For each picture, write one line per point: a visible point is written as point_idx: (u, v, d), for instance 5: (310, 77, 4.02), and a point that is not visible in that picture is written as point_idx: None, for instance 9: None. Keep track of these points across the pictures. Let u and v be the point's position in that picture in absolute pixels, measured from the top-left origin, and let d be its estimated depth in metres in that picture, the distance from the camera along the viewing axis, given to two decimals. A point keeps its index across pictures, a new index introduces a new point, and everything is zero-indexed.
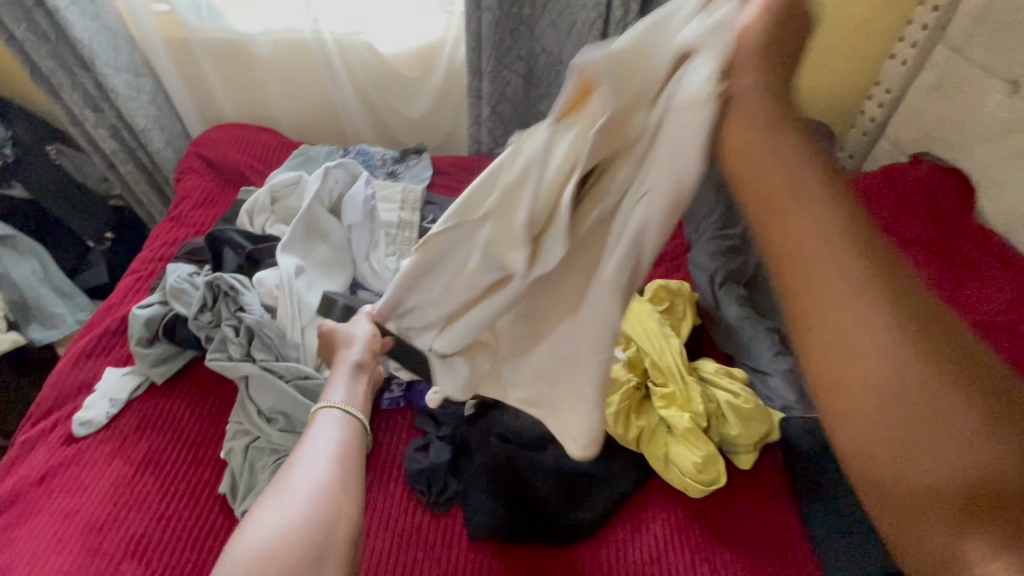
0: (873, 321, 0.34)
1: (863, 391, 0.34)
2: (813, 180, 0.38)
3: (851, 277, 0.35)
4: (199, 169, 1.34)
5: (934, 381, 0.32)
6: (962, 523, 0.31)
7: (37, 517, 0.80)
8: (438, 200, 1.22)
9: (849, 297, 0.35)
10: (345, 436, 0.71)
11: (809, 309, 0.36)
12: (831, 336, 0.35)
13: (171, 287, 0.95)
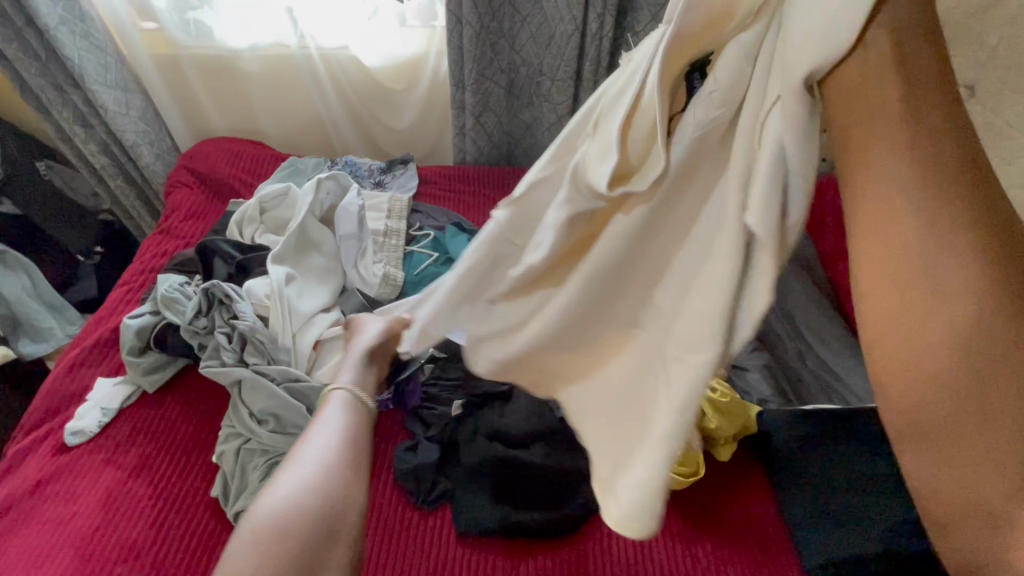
0: (961, 284, 0.31)
1: (930, 347, 0.32)
2: (912, 110, 0.33)
3: (942, 222, 0.32)
4: (189, 182, 1.36)
5: (1018, 346, 0.30)
6: (1016, 490, 0.30)
7: (30, 525, 0.81)
8: (424, 208, 1.25)
9: (937, 245, 0.32)
10: (352, 419, 0.73)
11: (884, 269, 0.33)
12: (907, 287, 0.32)
13: (162, 296, 0.97)
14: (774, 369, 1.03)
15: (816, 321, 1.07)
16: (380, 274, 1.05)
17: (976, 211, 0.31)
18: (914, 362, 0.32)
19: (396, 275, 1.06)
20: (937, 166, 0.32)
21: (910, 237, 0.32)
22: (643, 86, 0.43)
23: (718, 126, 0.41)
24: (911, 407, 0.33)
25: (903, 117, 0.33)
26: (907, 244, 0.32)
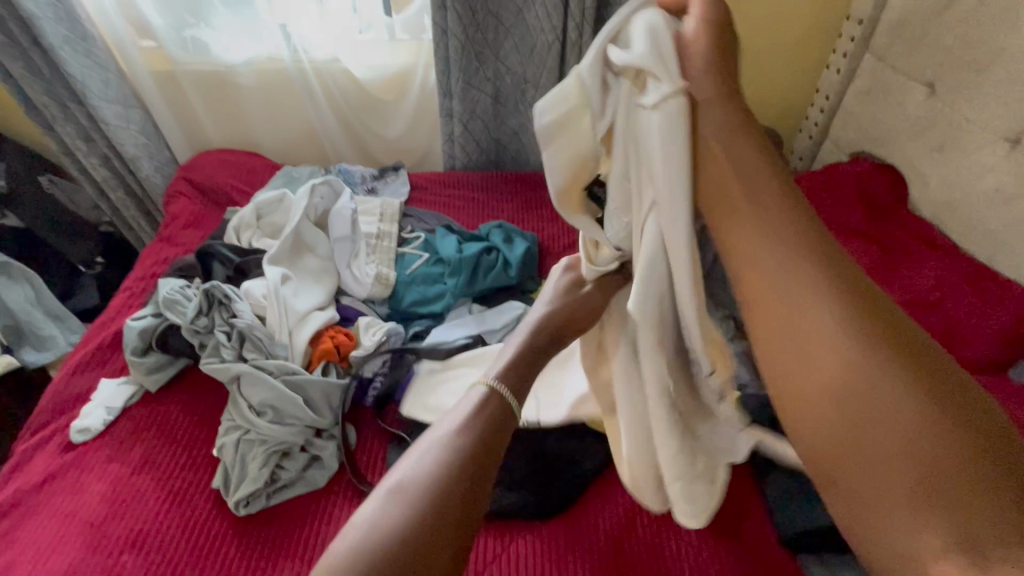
0: (838, 343, 0.46)
1: (819, 399, 0.46)
2: (785, 222, 0.51)
3: (815, 303, 0.47)
4: (187, 193, 1.41)
5: (888, 387, 0.43)
6: (916, 514, 0.40)
7: (38, 518, 0.85)
8: (415, 212, 1.30)
9: (815, 320, 0.47)
10: (483, 418, 0.56)
11: (780, 336, 0.49)
12: (802, 355, 0.47)
13: (164, 298, 1.02)
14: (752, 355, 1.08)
15: None
16: (373, 274, 1.10)
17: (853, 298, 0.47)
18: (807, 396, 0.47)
19: (389, 275, 1.10)
20: (791, 251, 0.49)
21: (789, 305, 0.49)
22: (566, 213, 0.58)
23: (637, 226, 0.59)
24: (816, 430, 0.46)
25: (779, 229, 0.50)
26: (781, 309, 0.49)
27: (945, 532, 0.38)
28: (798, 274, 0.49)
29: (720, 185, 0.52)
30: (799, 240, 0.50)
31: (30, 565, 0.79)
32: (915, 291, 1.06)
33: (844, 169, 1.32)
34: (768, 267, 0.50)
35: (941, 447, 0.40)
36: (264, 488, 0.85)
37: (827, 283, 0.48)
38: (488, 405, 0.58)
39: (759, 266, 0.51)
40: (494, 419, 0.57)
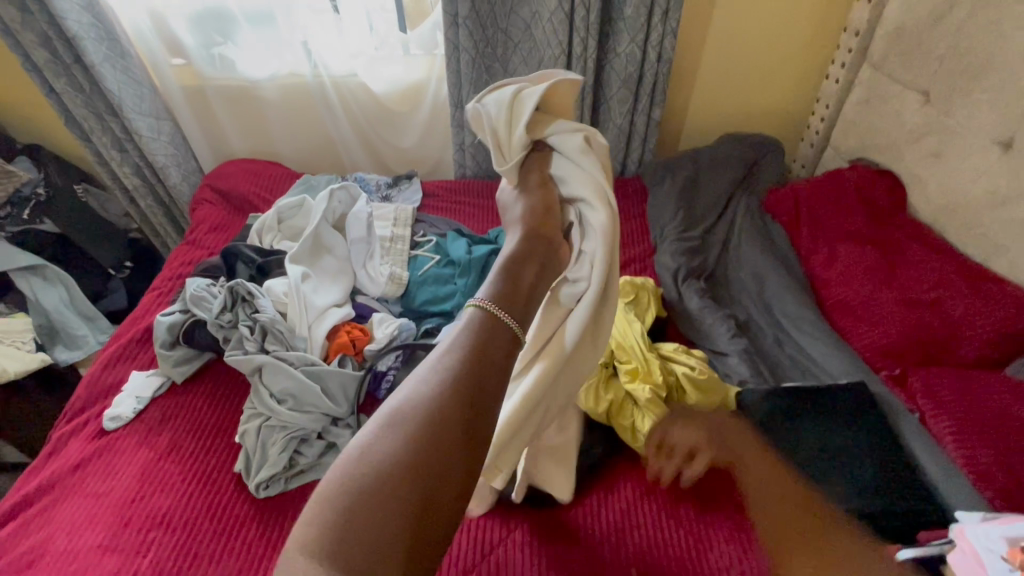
0: (793, 497, 0.74)
1: (789, 525, 0.70)
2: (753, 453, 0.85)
3: (774, 479, 0.78)
4: (212, 199, 1.49)
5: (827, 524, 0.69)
6: None
7: (73, 498, 0.90)
8: (427, 217, 1.36)
9: (774, 485, 0.77)
10: (478, 335, 0.61)
11: (762, 498, 0.76)
12: (759, 494, 0.78)
13: (192, 295, 1.08)
14: (751, 353, 1.11)
15: (794, 313, 1.17)
16: (388, 274, 1.16)
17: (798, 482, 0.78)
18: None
19: (402, 275, 1.16)
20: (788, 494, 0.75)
21: (761, 484, 0.78)
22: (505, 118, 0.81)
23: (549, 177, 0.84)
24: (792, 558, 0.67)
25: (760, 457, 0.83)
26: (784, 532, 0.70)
27: None
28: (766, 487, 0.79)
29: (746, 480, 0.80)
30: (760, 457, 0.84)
31: (66, 540, 0.84)
32: (913, 290, 1.09)
33: (842, 175, 1.35)
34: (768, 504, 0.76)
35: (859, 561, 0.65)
36: (283, 473, 0.89)
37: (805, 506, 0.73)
38: (482, 326, 0.62)
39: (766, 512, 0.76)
40: (489, 336, 0.61)
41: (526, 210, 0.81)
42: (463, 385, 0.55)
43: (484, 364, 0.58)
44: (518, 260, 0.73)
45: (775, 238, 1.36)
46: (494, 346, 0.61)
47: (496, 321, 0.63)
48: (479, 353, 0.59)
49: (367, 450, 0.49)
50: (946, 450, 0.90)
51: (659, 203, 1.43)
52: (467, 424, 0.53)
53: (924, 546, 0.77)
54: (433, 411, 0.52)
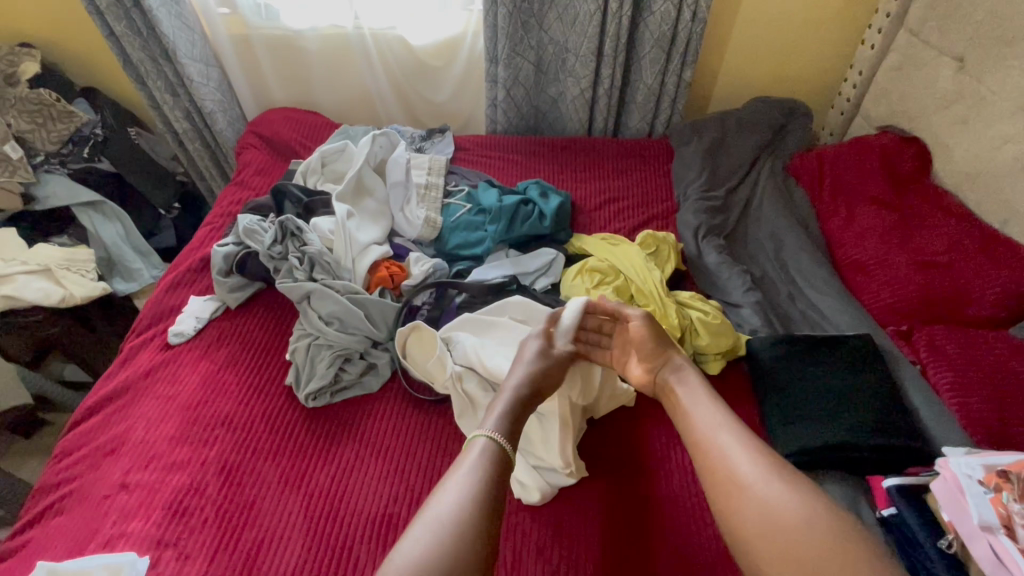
0: (742, 445, 0.77)
1: (739, 482, 0.73)
2: (705, 415, 0.83)
3: (724, 434, 0.79)
4: (256, 144, 1.57)
5: (768, 459, 0.75)
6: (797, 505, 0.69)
7: (147, 398, 1.02)
8: (459, 169, 1.42)
9: (725, 440, 0.78)
10: (489, 467, 0.77)
11: (710, 466, 0.77)
12: (713, 460, 0.77)
13: (245, 228, 1.17)
14: (764, 306, 1.17)
15: (808, 271, 1.22)
16: (423, 217, 1.24)
17: (745, 431, 0.79)
18: (733, 506, 0.72)
19: (436, 219, 1.24)
20: (728, 421, 0.80)
21: (713, 453, 0.77)
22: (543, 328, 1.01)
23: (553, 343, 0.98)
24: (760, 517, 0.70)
25: (713, 415, 0.82)
26: (715, 451, 0.77)
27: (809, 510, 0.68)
28: (731, 433, 0.78)
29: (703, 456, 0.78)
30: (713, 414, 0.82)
31: (142, 432, 0.96)
32: (927, 252, 1.13)
33: (870, 141, 1.36)
34: (714, 433, 0.79)
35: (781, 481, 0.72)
36: (329, 387, 1.00)
37: (751, 437, 0.78)
38: (495, 456, 0.78)
39: (714, 447, 0.78)
40: (500, 462, 0.78)
41: (537, 359, 0.92)
42: (480, 511, 0.71)
43: (491, 487, 0.74)
44: (516, 418, 0.85)
45: (796, 201, 1.40)
46: (500, 477, 0.77)
47: (504, 452, 0.79)
48: (493, 484, 0.75)
49: (404, 571, 0.65)
50: (941, 399, 0.96)
51: (685, 162, 1.47)
52: (485, 551, 0.68)
53: (913, 476, 0.86)
54: (458, 534, 0.68)
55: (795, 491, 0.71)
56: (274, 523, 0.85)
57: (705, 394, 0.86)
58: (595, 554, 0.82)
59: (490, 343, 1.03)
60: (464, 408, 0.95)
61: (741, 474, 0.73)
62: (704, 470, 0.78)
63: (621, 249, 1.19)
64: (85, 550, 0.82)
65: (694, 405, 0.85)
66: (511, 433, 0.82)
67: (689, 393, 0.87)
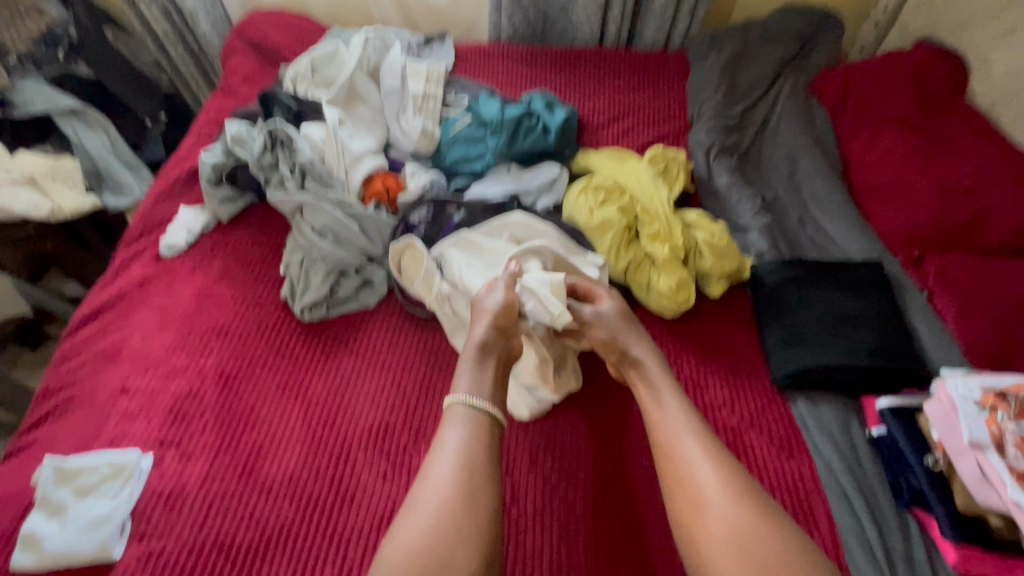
0: (706, 447, 0.74)
1: (704, 487, 0.71)
2: (671, 408, 0.79)
3: (692, 431, 0.76)
4: (243, 48, 1.46)
5: (732, 464, 0.73)
6: (762, 517, 0.68)
7: (142, 308, 1.01)
8: (459, 80, 1.33)
9: (692, 440, 0.75)
10: (468, 453, 0.73)
11: (670, 468, 0.74)
12: (676, 462, 0.74)
13: (233, 136, 1.11)
14: (773, 230, 1.13)
15: (822, 195, 1.17)
16: (420, 128, 1.17)
17: (710, 430, 0.77)
18: (694, 518, 0.70)
19: (434, 131, 1.17)
20: (695, 426, 0.76)
21: (677, 455, 0.74)
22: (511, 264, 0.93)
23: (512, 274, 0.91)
24: (725, 522, 0.68)
25: (680, 406, 0.79)
26: (681, 459, 0.74)
27: (770, 523, 0.67)
28: (697, 441, 0.74)
29: (666, 457, 0.75)
30: (681, 408, 0.79)
31: (139, 340, 0.96)
32: (951, 176, 1.07)
33: (904, 57, 1.26)
34: (680, 439, 0.75)
35: (742, 489, 0.70)
36: (325, 300, 0.99)
37: (714, 448, 0.74)
38: (469, 441, 0.74)
39: (677, 448, 0.75)
40: (472, 446, 0.74)
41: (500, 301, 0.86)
42: (461, 506, 0.68)
43: (472, 473, 0.71)
44: (499, 380, 0.83)
45: (818, 121, 1.31)
46: (479, 455, 0.73)
47: (481, 416, 0.77)
48: (478, 464, 0.72)
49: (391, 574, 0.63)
50: (945, 326, 0.95)
51: (701, 77, 1.37)
52: (471, 545, 0.66)
53: (906, 398, 0.86)
54: (439, 535, 0.65)
55: (758, 500, 0.69)
56: (273, 429, 0.87)
57: (671, 392, 0.80)
58: (582, 462, 0.85)
59: (478, 263, 0.98)
60: (451, 324, 0.95)
61: (702, 481, 0.71)
62: (667, 473, 0.74)
63: (629, 167, 1.12)
64: (90, 449, 0.85)
65: (660, 403, 0.80)
66: (490, 386, 0.80)
67: (651, 387, 0.82)
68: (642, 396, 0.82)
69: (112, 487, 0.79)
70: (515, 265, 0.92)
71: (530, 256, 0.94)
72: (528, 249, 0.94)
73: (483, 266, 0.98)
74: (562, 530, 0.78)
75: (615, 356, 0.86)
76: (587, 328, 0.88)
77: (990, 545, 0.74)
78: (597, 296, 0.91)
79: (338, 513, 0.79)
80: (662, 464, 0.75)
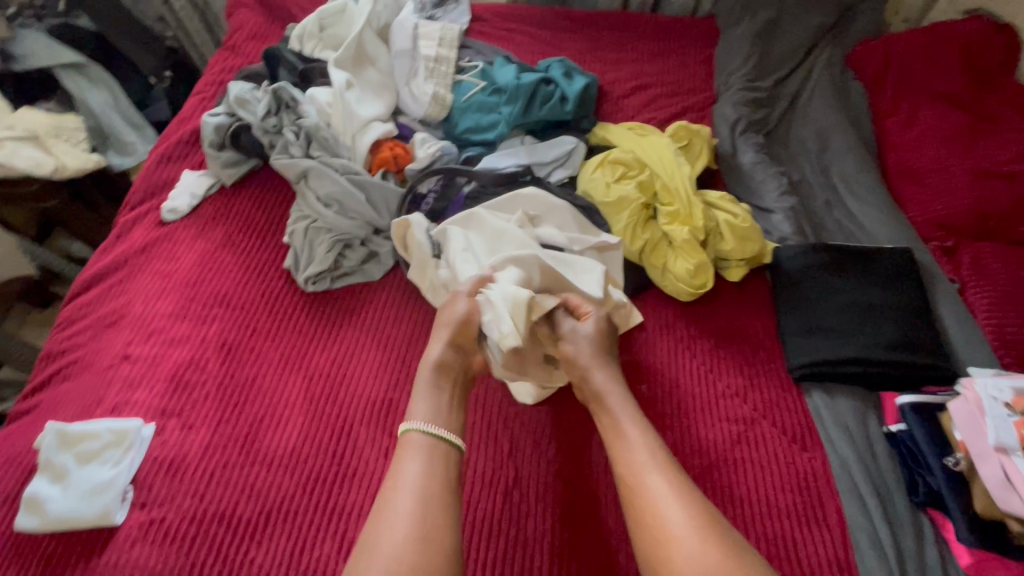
0: (666, 476, 0.67)
1: (668, 524, 0.63)
2: (632, 433, 0.72)
3: (652, 460, 0.69)
4: (249, 3, 1.39)
5: (696, 495, 0.66)
6: (732, 555, 0.60)
7: (143, 274, 0.99)
8: (473, 43, 1.26)
9: (653, 469, 0.68)
10: (424, 482, 0.67)
11: (632, 503, 0.67)
12: (638, 496, 0.67)
13: (236, 97, 1.06)
14: (798, 213, 1.07)
15: (852, 176, 1.11)
16: (431, 93, 1.11)
17: (671, 458, 0.70)
18: (664, 561, 0.62)
19: (445, 96, 1.11)
20: (659, 459, 0.69)
21: (638, 489, 0.67)
22: (490, 269, 0.86)
23: (483, 281, 0.84)
24: (694, 563, 0.60)
25: (640, 431, 0.72)
26: (647, 497, 0.66)
27: (743, 562, 0.60)
28: (662, 473, 0.68)
29: (629, 491, 0.68)
30: (642, 434, 0.72)
31: (141, 307, 0.95)
32: (993, 160, 1.00)
33: (951, 28, 1.17)
34: (644, 471, 0.68)
35: (707, 522, 0.63)
36: (329, 271, 0.96)
37: (682, 484, 0.67)
38: (428, 472, 0.68)
39: (640, 479, 0.68)
40: (428, 472, 0.68)
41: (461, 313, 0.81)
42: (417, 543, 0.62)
43: (431, 501, 0.65)
44: (458, 402, 0.77)
45: (852, 97, 1.23)
46: (438, 490, 0.67)
47: (441, 445, 0.71)
48: (437, 499, 0.66)
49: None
50: (975, 319, 0.91)
51: (730, 46, 1.29)
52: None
53: (929, 395, 0.83)
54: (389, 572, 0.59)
55: (726, 535, 0.62)
56: (274, 401, 0.86)
57: (634, 423, 0.73)
58: (591, 444, 0.83)
59: (481, 239, 0.92)
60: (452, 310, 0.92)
61: (669, 517, 0.64)
62: (631, 510, 0.67)
63: (650, 141, 1.07)
64: (92, 415, 0.84)
65: (619, 433, 0.73)
66: (450, 410, 0.75)
67: (612, 419, 0.75)
68: (601, 424, 0.76)
69: (114, 455, 0.79)
70: (489, 277, 0.85)
71: (509, 264, 0.86)
72: (508, 257, 0.87)
73: (485, 248, 0.91)
74: (564, 514, 0.77)
75: (575, 376, 0.80)
76: (563, 345, 0.82)
77: (1007, 549, 0.71)
78: (584, 314, 0.85)
79: (338, 488, 0.78)
80: (626, 500, 0.68)
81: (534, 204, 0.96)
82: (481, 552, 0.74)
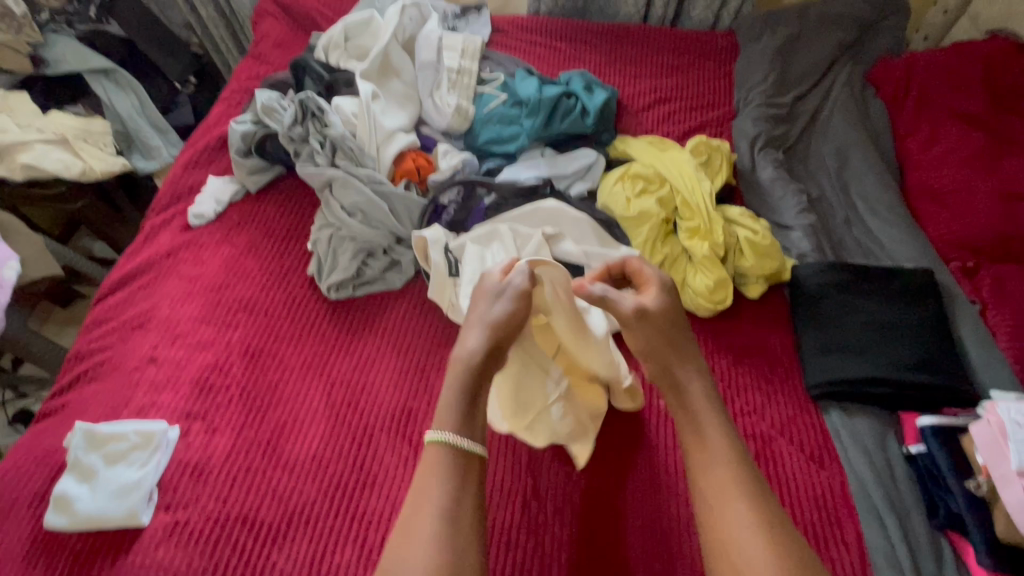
0: (751, 502, 0.63)
1: (751, 555, 0.60)
2: (719, 448, 0.67)
3: (739, 482, 0.65)
4: (274, 13, 1.42)
5: (784, 527, 0.62)
6: None
7: (170, 277, 1.01)
8: (494, 55, 1.27)
9: (738, 493, 0.64)
10: (448, 501, 0.62)
11: (712, 522, 0.64)
12: (719, 517, 0.64)
13: (263, 105, 1.08)
14: (817, 230, 1.07)
15: (872, 194, 1.11)
16: (453, 105, 1.13)
17: (760, 480, 0.66)
18: None
19: (468, 108, 1.13)
20: (743, 483, 0.65)
21: (721, 509, 0.64)
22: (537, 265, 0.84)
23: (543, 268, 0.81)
24: None
25: (729, 448, 0.68)
26: (726, 527, 0.63)
27: None
28: (749, 509, 0.63)
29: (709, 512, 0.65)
30: (729, 452, 0.67)
31: (167, 310, 0.96)
32: (1016, 182, 1.00)
33: (973, 48, 1.17)
34: (727, 494, 0.64)
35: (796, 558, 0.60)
36: (352, 279, 0.98)
37: (765, 520, 0.62)
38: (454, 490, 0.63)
39: (722, 501, 0.64)
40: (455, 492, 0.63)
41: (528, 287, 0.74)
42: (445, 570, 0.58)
43: (456, 517, 0.62)
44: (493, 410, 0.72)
45: (872, 114, 1.24)
46: (462, 513, 0.62)
47: (464, 458, 0.66)
48: (460, 516, 0.62)
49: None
50: (996, 341, 0.91)
51: (750, 61, 1.29)
52: None
53: (950, 417, 0.82)
54: None
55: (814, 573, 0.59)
56: (297, 406, 0.87)
57: (718, 435, 0.69)
58: (610, 458, 0.84)
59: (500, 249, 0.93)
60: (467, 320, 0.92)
61: (747, 547, 0.60)
62: (709, 530, 0.64)
63: (671, 156, 1.08)
64: (120, 416, 0.86)
65: (704, 447, 0.68)
66: None
67: (696, 425, 0.70)
68: (683, 434, 0.71)
69: (141, 456, 0.80)
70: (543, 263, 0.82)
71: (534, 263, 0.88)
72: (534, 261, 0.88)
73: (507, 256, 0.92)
74: (586, 530, 0.77)
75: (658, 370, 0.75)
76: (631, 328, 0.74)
77: None
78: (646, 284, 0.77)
79: (359, 495, 0.79)
80: (706, 519, 0.65)
81: (556, 213, 0.98)
82: (500, 564, 0.75)
